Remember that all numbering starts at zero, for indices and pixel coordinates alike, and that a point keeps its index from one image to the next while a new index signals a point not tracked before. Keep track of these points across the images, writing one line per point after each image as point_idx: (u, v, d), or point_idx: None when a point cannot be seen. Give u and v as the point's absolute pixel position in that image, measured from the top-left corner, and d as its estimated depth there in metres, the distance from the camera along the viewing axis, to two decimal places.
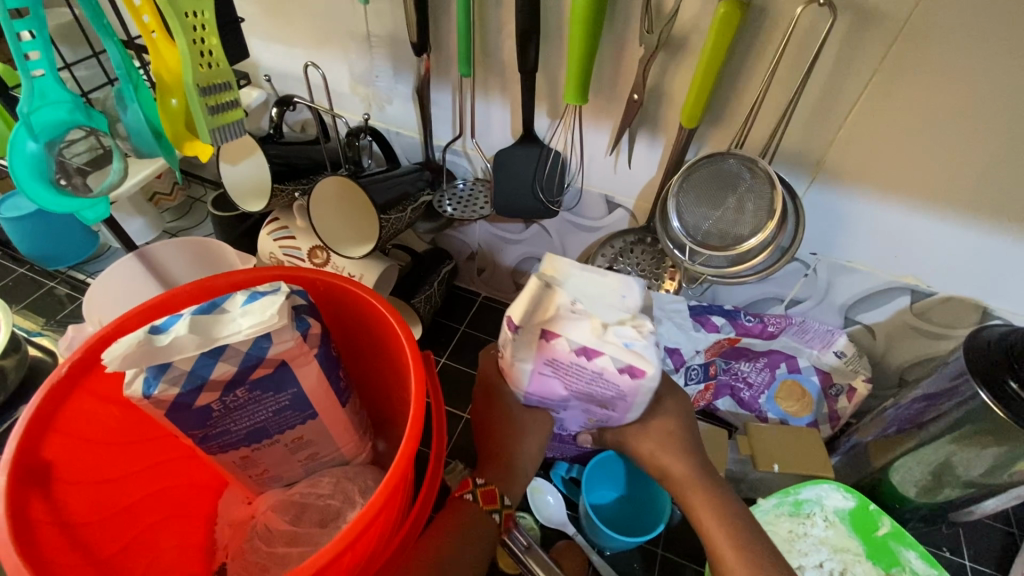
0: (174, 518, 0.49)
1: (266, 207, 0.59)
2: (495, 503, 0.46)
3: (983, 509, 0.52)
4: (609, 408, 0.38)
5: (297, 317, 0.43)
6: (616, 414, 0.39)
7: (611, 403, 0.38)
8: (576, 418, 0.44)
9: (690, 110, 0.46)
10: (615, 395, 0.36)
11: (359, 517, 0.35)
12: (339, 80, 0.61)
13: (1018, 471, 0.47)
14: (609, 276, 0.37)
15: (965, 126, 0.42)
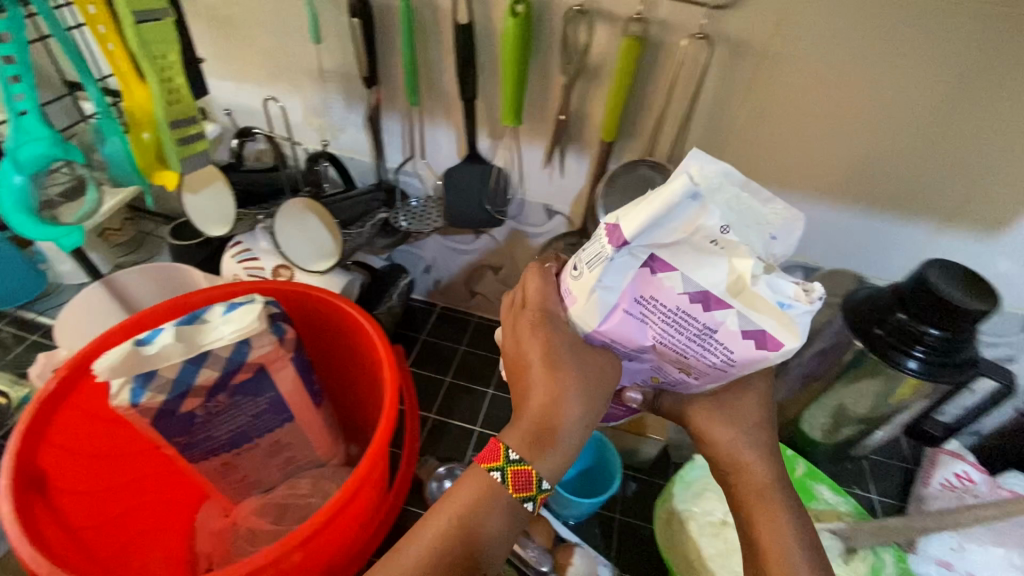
0: (157, 530, 0.52)
1: (229, 232, 0.63)
2: (528, 490, 0.41)
3: (874, 441, 0.63)
4: (696, 371, 0.39)
5: (273, 323, 0.47)
6: (700, 378, 0.40)
7: (694, 366, 0.39)
8: (639, 373, 0.44)
9: (608, 126, 0.55)
10: (721, 356, 0.37)
11: (351, 481, 0.40)
12: (295, 112, 0.66)
13: (893, 405, 0.58)
14: (772, 207, 0.34)
15: (818, 129, 0.53)
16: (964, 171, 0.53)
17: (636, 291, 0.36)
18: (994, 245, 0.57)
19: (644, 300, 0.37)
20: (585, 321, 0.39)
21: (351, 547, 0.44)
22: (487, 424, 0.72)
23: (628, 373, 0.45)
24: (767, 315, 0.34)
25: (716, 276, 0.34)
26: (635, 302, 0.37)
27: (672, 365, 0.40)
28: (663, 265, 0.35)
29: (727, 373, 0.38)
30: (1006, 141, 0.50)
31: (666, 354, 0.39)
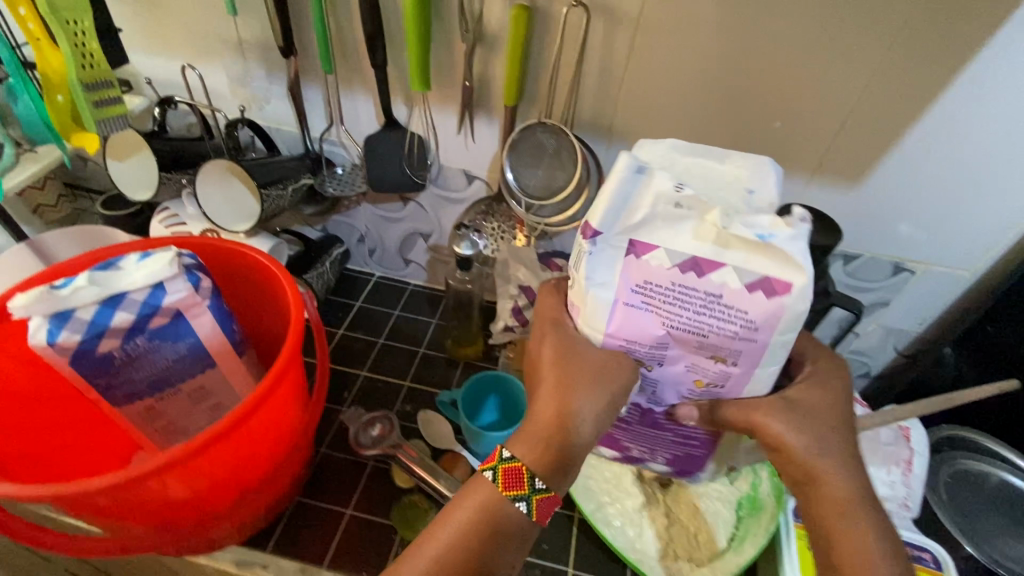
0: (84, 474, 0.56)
1: (153, 196, 0.66)
2: (519, 488, 0.45)
3: None
4: (723, 351, 0.43)
5: (188, 271, 0.52)
6: (739, 357, 0.43)
7: (720, 349, 0.43)
8: (683, 381, 0.47)
9: (508, 90, 0.60)
10: (743, 319, 0.41)
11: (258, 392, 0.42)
12: (219, 84, 0.69)
13: None
14: (726, 166, 0.44)
15: (693, 91, 0.59)
16: (819, 127, 0.59)
17: (633, 285, 0.43)
18: (854, 196, 0.64)
19: (640, 289, 0.43)
20: (599, 327, 0.46)
21: (262, 451, 0.47)
22: (415, 380, 0.76)
23: (668, 386, 0.48)
24: (764, 257, 0.39)
25: (694, 239, 0.41)
26: (636, 295, 0.43)
27: (704, 352, 0.44)
28: (644, 247, 0.42)
29: (763, 339, 0.42)
30: (849, 99, 0.57)
31: (694, 338, 0.43)
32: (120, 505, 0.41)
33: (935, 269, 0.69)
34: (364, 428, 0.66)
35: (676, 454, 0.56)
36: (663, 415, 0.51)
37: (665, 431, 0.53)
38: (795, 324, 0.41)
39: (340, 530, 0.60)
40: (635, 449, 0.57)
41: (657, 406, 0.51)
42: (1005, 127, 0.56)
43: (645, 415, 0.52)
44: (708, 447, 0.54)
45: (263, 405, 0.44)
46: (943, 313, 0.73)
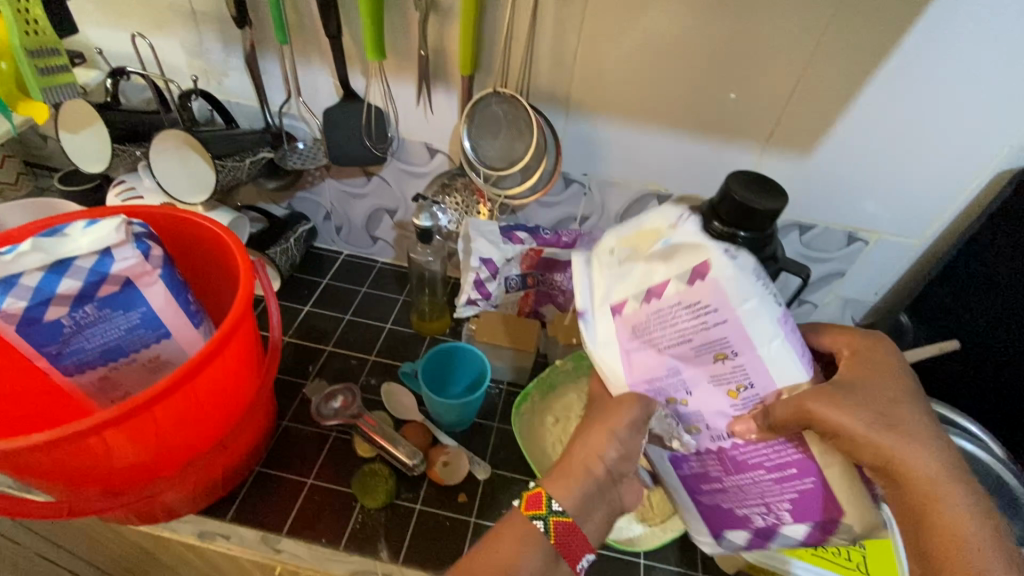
0: None
1: (107, 169, 0.66)
2: (539, 509, 0.46)
3: None
4: (720, 346, 0.43)
5: (137, 239, 0.51)
6: (737, 345, 0.42)
7: (719, 346, 0.43)
8: (719, 399, 0.45)
9: (464, 59, 0.60)
10: (710, 312, 0.42)
11: (202, 352, 0.43)
12: (174, 56, 0.68)
13: None
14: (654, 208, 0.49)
15: (645, 60, 0.60)
16: (770, 96, 0.60)
17: (628, 335, 0.47)
18: (806, 165, 0.65)
19: (636, 336, 0.46)
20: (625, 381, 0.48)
21: (214, 413, 0.48)
22: (380, 354, 0.77)
23: (714, 411, 0.46)
24: (684, 253, 0.43)
25: (631, 278, 0.46)
26: (632, 335, 0.47)
27: (706, 356, 0.44)
28: (618, 305, 0.47)
29: (733, 317, 0.42)
30: (797, 66, 0.58)
31: (694, 346, 0.44)
32: (57, 463, 0.42)
33: (888, 238, 0.70)
34: (325, 400, 0.66)
35: (795, 504, 0.46)
36: (739, 449, 0.46)
37: (754, 472, 0.46)
38: (745, 288, 0.41)
39: (301, 498, 0.61)
40: (755, 520, 0.48)
41: (732, 441, 0.46)
42: (946, 92, 0.57)
43: (721, 459, 0.47)
44: (811, 477, 0.45)
45: (200, 372, 0.44)
46: (897, 282, 0.75)
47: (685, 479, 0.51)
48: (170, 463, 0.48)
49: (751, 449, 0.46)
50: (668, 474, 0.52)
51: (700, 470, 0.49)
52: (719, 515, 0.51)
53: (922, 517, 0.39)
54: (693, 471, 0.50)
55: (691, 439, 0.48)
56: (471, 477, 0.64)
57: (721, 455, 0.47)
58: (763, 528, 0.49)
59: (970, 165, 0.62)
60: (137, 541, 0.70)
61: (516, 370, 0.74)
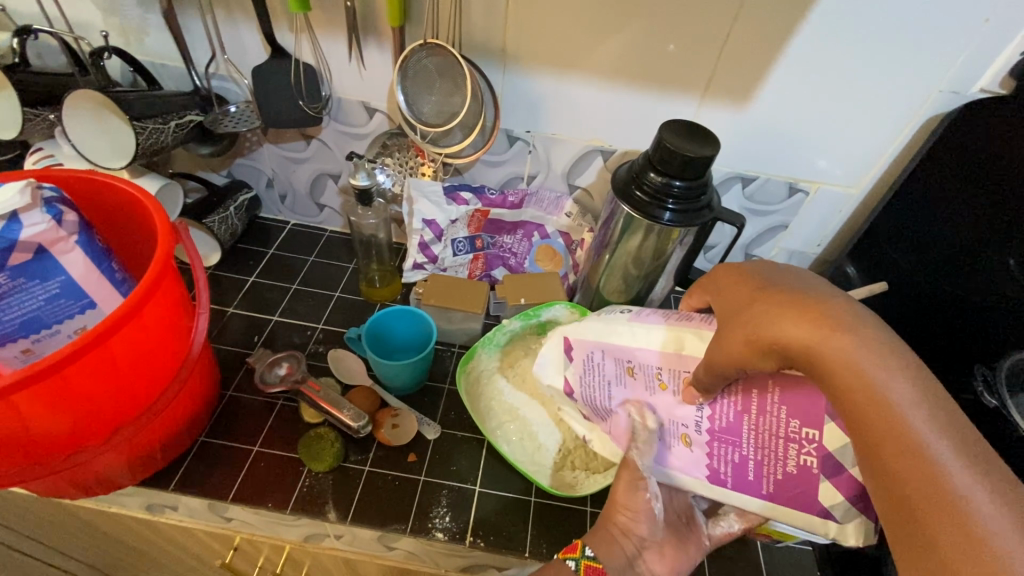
0: None
1: (21, 136, 0.63)
2: (573, 551, 0.46)
3: (656, 296, 0.73)
4: (621, 361, 0.52)
5: (46, 204, 0.49)
6: (625, 355, 0.51)
7: (625, 363, 0.51)
8: (665, 399, 0.49)
9: (391, 10, 0.58)
10: (596, 360, 0.54)
11: (116, 313, 0.42)
12: (86, 14, 0.64)
13: (663, 263, 0.68)
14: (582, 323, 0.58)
15: (579, 8, 0.58)
16: (706, 45, 0.60)
17: (602, 422, 0.55)
18: (743, 116, 0.65)
19: (601, 417, 0.55)
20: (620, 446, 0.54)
21: (137, 374, 0.48)
22: (330, 322, 0.75)
23: (671, 410, 0.48)
24: (548, 351, 0.58)
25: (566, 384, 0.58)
26: (597, 418, 0.56)
27: (626, 381, 0.51)
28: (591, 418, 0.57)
29: (600, 346, 0.53)
30: (730, 11, 0.57)
31: (615, 383, 0.52)
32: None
33: (828, 188, 0.71)
34: (269, 368, 0.65)
35: (795, 414, 0.41)
36: (714, 417, 0.45)
37: (745, 425, 0.44)
38: (590, 327, 0.55)
39: (247, 465, 0.60)
40: (811, 449, 0.41)
41: (707, 417, 0.46)
42: (876, 38, 0.57)
43: (719, 439, 0.45)
44: (769, 389, 0.42)
45: (114, 335, 0.43)
46: (837, 232, 0.76)
47: (739, 489, 0.45)
48: (87, 433, 0.47)
49: (716, 409, 0.45)
50: (723, 494, 0.46)
51: (732, 468, 0.45)
52: (799, 495, 0.42)
53: (857, 418, 0.31)
54: (730, 475, 0.45)
55: (693, 452, 0.47)
56: (420, 437, 0.64)
57: (714, 436, 0.46)
58: (838, 470, 0.41)
59: (901, 112, 0.63)
60: (88, 518, 0.69)
61: (467, 332, 0.74)
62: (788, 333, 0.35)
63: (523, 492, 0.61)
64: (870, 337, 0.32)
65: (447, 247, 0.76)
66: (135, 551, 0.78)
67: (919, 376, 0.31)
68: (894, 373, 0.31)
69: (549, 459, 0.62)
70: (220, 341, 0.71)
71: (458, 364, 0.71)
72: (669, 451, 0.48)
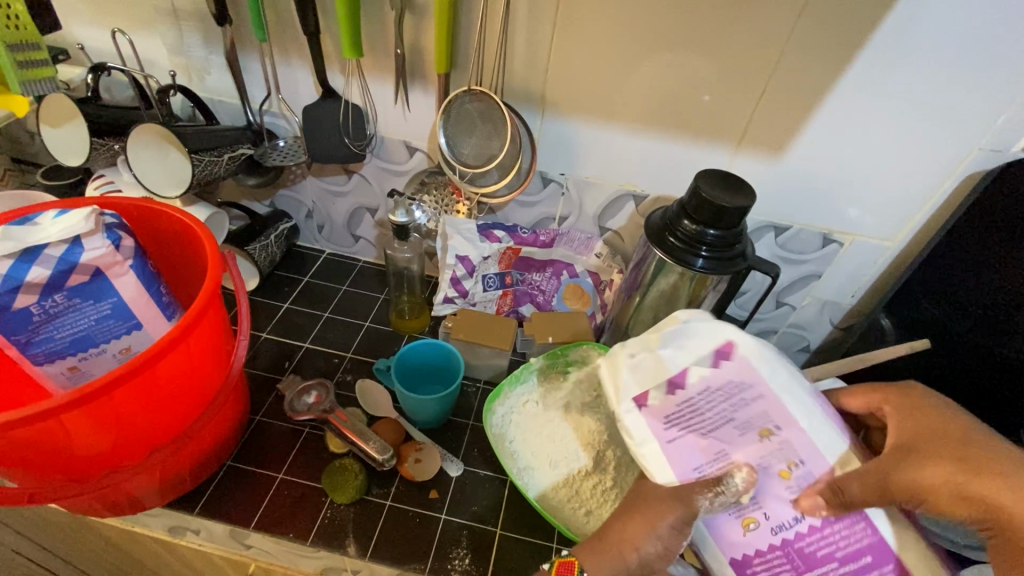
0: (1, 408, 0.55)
1: (86, 163, 0.67)
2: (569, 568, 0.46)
3: None
4: (773, 421, 0.41)
5: (107, 229, 0.52)
6: (778, 418, 0.41)
7: (769, 426, 0.41)
8: (772, 484, 0.42)
9: (438, 58, 0.61)
10: (745, 394, 0.41)
11: (163, 339, 0.43)
12: (157, 54, 0.69)
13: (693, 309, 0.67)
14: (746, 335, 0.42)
15: (617, 59, 0.61)
16: (741, 97, 0.61)
17: (657, 423, 0.42)
18: (779, 165, 0.66)
19: (670, 424, 0.42)
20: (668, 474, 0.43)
21: (177, 395, 0.49)
22: (358, 352, 0.76)
23: (772, 500, 0.42)
24: (694, 328, 0.42)
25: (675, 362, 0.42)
26: (662, 423, 0.42)
27: (751, 437, 0.42)
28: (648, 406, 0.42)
29: (766, 389, 0.41)
30: (768, 66, 0.58)
31: (737, 429, 0.42)
32: (14, 446, 0.42)
33: (863, 240, 0.71)
34: (298, 396, 0.66)
35: None
36: (807, 537, 0.42)
37: (825, 565, 0.41)
38: (773, 362, 0.41)
39: (271, 493, 0.60)
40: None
41: (799, 531, 0.42)
42: (914, 97, 0.58)
43: (788, 553, 0.42)
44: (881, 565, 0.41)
45: (160, 360, 0.44)
46: (874, 284, 0.75)
47: None
48: (126, 453, 0.48)
49: (821, 535, 0.41)
50: (718, 567, 0.45)
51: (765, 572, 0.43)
52: None
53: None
54: None
55: (745, 539, 0.43)
56: (443, 473, 0.64)
57: (787, 549, 0.42)
58: None
59: (939, 168, 0.63)
60: (107, 534, 0.70)
61: (493, 369, 0.74)
62: (986, 490, 0.38)
63: (543, 538, 0.60)
64: None
65: (477, 283, 0.77)
66: (148, 570, 0.77)
67: None
68: None
69: (574, 505, 0.61)
70: (251, 366, 0.73)
71: (483, 401, 0.71)
72: (724, 518, 0.43)
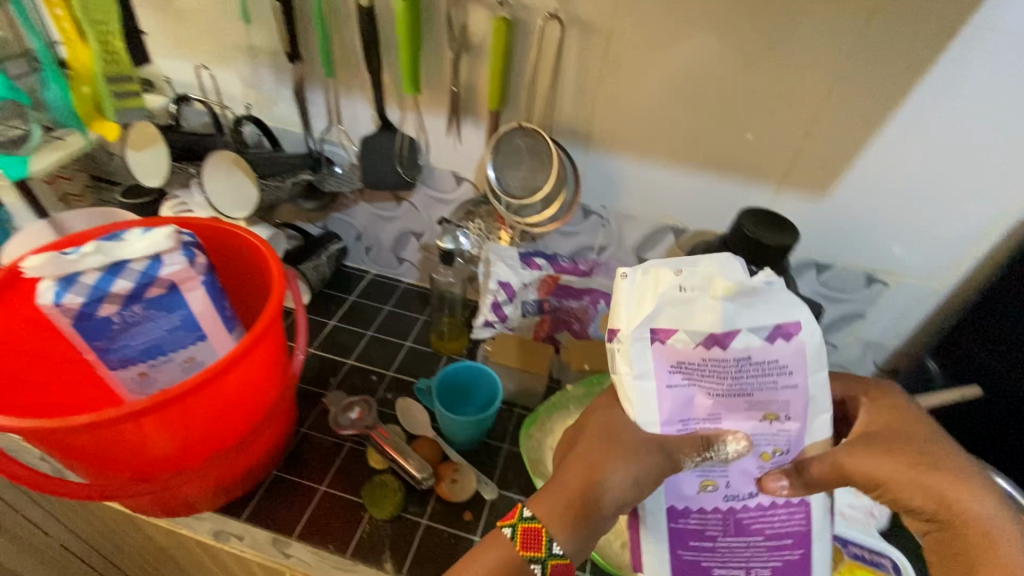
0: (77, 407, 0.60)
1: (165, 185, 0.74)
2: (535, 549, 0.44)
3: None
4: (782, 409, 0.43)
5: (185, 246, 0.56)
6: (793, 409, 0.42)
7: (776, 411, 0.43)
8: (749, 460, 0.44)
9: (491, 95, 0.65)
10: (776, 378, 0.42)
11: (234, 351, 0.47)
12: (232, 86, 0.75)
13: None
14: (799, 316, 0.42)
15: (664, 100, 0.63)
16: (784, 137, 0.62)
17: (664, 364, 0.42)
18: (822, 204, 0.66)
19: (677, 368, 0.42)
20: (647, 419, 0.43)
21: (241, 405, 0.52)
22: (399, 371, 0.79)
23: (739, 475, 0.44)
24: (762, 293, 0.41)
25: (720, 312, 0.41)
26: (674, 368, 0.42)
27: (757, 414, 0.43)
28: (668, 334, 0.42)
29: (800, 379, 0.42)
30: (812, 107, 0.60)
31: (745, 403, 0.42)
32: (93, 445, 0.46)
33: (908, 281, 0.70)
34: (342, 411, 0.69)
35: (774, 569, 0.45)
36: (747, 510, 0.44)
37: (752, 536, 0.44)
38: (823, 360, 0.42)
39: (313, 504, 0.63)
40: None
41: (744, 503, 0.44)
42: (961, 141, 0.58)
43: (722, 517, 0.45)
44: (799, 548, 0.44)
45: (230, 371, 0.48)
46: (920, 325, 0.74)
47: (671, 536, 0.45)
48: (191, 457, 0.52)
49: (762, 510, 0.44)
50: (653, 510, 0.45)
51: (694, 526, 0.45)
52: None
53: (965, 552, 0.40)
54: (684, 528, 0.45)
55: (696, 497, 0.44)
56: (478, 495, 0.65)
57: (725, 513, 0.44)
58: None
59: (990, 212, 0.62)
60: (151, 534, 0.73)
61: (529, 394, 0.76)
62: (929, 478, 0.43)
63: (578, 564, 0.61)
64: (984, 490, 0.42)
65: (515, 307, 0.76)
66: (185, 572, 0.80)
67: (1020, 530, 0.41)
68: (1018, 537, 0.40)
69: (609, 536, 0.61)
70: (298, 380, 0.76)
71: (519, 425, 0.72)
72: (688, 476, 0.44)
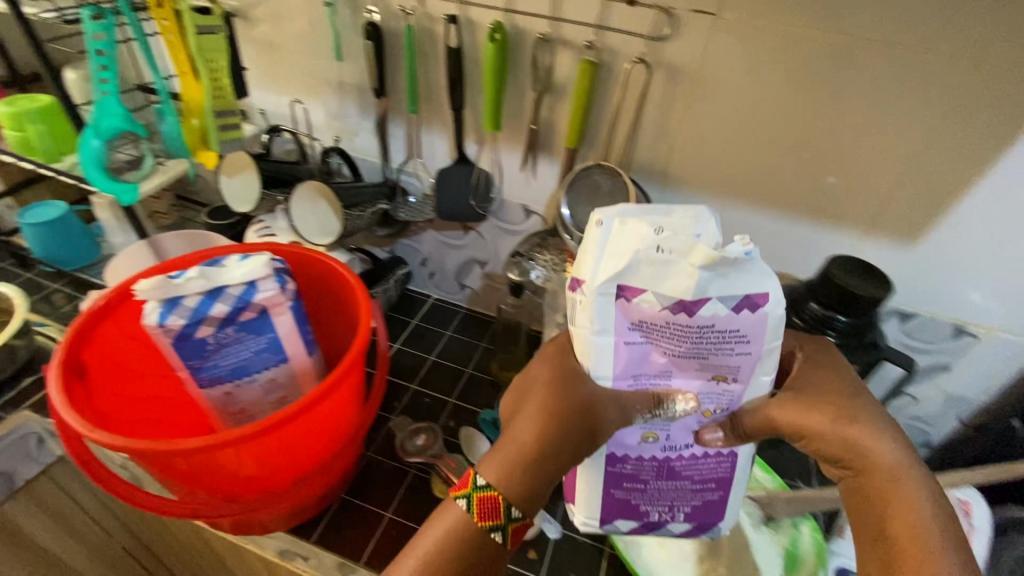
0: (166, 422, 0.63)
1: (252, 210, 0.77)
2: (494, 518, 0.41)
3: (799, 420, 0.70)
4: (729, 373, 0.41)
5: (277, 273, 0.59)
6: (741, 373, 0.41)
7: (726, 373, 0.41)
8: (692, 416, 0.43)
9: (570, 134, 0.66)
10: (732, 348, 0.39)
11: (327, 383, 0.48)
12: (319, 117, 0.79)
13: None
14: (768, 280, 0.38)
15: (746, 142, 0.63)
16: (872, 183, 0.61)
17: (624, 321, 0.39)
18: (911, 253, 0.64)
19: (637, 326, 0.39)
20: (598, 372, 0.41)
21: (325, 433, 0.54)
22: (460, 398, 0.79)
23: (678, 427, 0.43)
24: (739, 262, 0.36)
25: (688, 279, 0.36)
26: (635, 324, 0.39)
27: (705, 374, 0.41)
28: (634, 292, 0.38)
29: (757, 349, 0.40)
30: (905, 154, 0.58)
31: (695, 366, 0.41)
32: (191, 466, 0.48)
33: (1001, 336, 0.66)
34: (409, 436, 0.71)
35: (695, 506, 0.47)
36: (690, 460, 0.44)
37: (682, 480, 0.45)
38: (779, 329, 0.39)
39: (379, 530, 0.63)
40: (653, 517, 0.47)
41: (688, 453, 0.44)
42: None
43: (661, 465, 0.45)
44: (722, 493, 0.46)
45: (322, 402, 0.49)
46: (1012, 383, 0.69)
47: (609, 476, 0.45)
48: (275, 480, 0.53)
49: (699, 460, 0.44)
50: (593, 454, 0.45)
51: (631, 472, 0.45)
52: (612, 508, 0.47)
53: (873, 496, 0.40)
54: (621, 471, 0.45)
55: (638, 445, 0.44)
56: (541, 533, 0.64)
57: (663, 461, 0.45)
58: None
59: None
60: (215, 544, 0.75)
61: None
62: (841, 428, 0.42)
63: None
64: (880, 431, 0.41)
65: None
66: None
67: (910, 467, 0.40)
68: (919, 483, 0.39)
69: None
70: None
71: None
72: (632, 428, 0.43)
